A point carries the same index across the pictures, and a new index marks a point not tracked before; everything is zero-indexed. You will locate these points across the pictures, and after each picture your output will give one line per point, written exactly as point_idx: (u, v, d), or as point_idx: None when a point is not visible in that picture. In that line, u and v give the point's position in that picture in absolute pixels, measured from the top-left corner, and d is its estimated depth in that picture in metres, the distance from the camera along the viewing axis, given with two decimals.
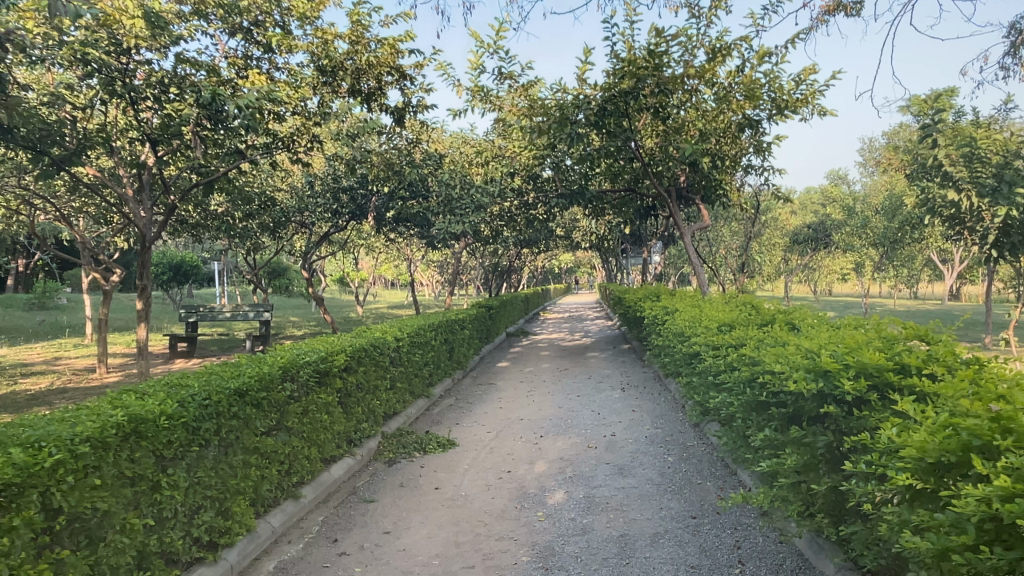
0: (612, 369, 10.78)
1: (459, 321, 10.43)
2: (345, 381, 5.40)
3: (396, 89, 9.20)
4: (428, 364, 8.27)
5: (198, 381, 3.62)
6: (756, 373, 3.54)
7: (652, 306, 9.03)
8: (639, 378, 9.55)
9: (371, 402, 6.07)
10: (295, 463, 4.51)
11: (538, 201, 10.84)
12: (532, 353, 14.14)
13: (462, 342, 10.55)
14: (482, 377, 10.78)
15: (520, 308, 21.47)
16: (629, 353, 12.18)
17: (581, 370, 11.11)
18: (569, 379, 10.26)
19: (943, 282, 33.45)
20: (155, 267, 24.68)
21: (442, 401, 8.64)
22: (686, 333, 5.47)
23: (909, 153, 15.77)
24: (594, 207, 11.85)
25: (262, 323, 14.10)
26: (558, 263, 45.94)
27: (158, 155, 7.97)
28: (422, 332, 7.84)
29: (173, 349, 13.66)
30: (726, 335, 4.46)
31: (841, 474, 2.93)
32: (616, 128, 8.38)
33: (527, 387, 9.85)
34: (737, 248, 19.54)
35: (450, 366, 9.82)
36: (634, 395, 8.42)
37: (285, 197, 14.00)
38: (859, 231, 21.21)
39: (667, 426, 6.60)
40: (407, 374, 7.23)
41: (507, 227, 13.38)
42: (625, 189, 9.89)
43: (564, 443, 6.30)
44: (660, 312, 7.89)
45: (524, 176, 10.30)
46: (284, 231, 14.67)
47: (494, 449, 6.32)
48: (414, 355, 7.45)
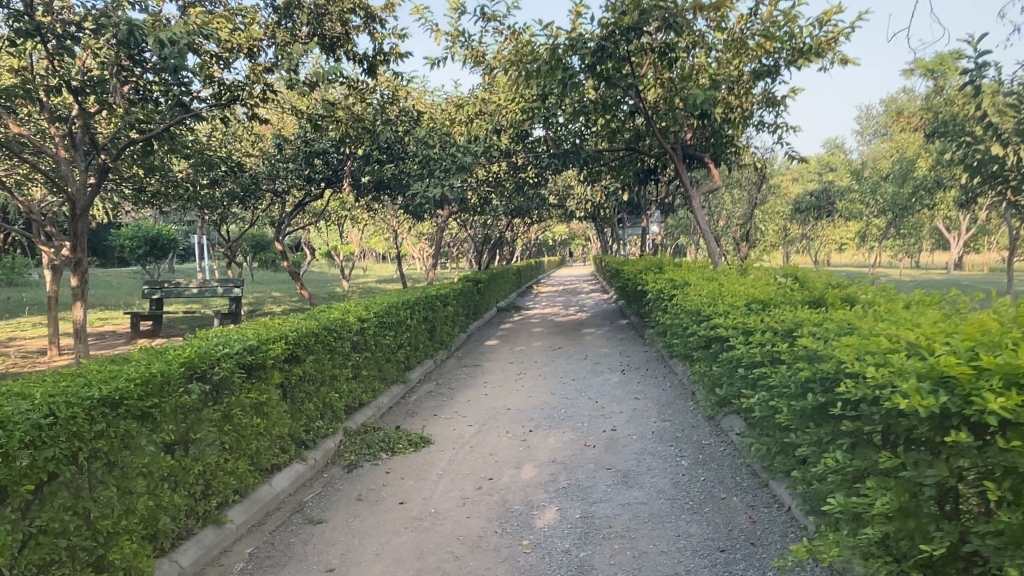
0: (610, 348, 9.85)
1: (442, 297, 9.46)
2: (289, 374, 4.43)
3: (364, 33, 8.08)
4: (404, 347, 7.32)
5: (47, 390, 2.63)
6: (818, 373, 2.57)
7: (656, 279, 8.06)
8: (641, 358, 8.62)
9: (328, 395, 5.12)
10: (214, 482, 3.57)
11: (528, 163, 9.79)
12: (523, 330, 13.18)
13: (445, 320, 9.59)
14: (468, 358, 9.85)
15: (512, 281, 20.50)
16: (628, 330, 11.23)
17: (576, 348, 10.18)
18: (563, 360, 9.31)
19: (947, 252, 32.56)
20: (129, 242, 23.53)
21: (420, 387, 7.71)
22: (705, 313, 4.50)
23: (927, 111, 14.68)
24: (590, 171, 10.80)
25: (233, 300, 13.11)
26: (553, 235, 44.78)
27: (87, 108, 6.86)
28: (396, 312, 6.88)
29: (136, 329, 12.65)
30: (763, 318, 3.49)
31: (962, 528, 1.98)
32: (615, 75, 7.32)
33: (517, 369, 8.91)
34: (739, 216, 18.53)
35: (431, 347, 8.87)
36: (635, 379, 7.49)
37: (254, 162, 12.90)
38: (867, 197, 20.19)
39: (677, 419, 5.66)
40: (376, 360, 6.27)
41: (495, 193, 12.33)
42: (624, 148, 8.86)
43: (557, 441, 5.37)
44: (667, 286, 6.92)
45: (511, 134, 9.23)
46: (255, 200, 13.59)
47: (474, 449, 5.38)
48: (385, 337, 6.48)
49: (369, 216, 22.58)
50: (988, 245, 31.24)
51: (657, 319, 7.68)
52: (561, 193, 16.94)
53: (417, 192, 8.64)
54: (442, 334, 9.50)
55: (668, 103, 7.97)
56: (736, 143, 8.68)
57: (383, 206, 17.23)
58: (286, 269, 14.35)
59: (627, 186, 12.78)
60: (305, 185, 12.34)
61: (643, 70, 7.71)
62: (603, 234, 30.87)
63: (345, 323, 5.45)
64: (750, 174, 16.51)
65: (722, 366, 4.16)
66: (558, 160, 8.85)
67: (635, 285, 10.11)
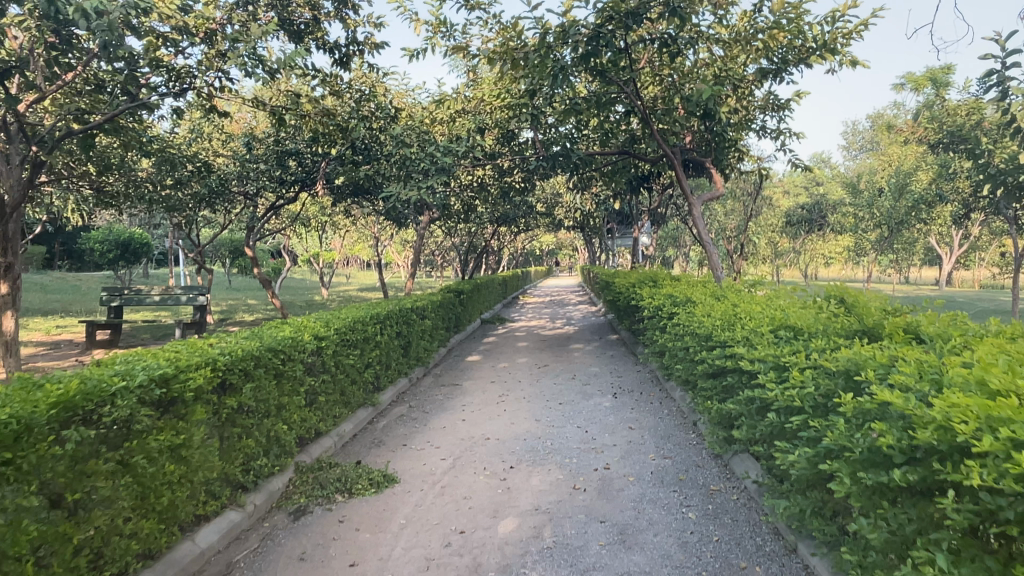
0: (599, 366, 9.17)
1: (419, 308, 8.74)
2: (217, 406, 3.69)
3: (336, 19, 7.36)
4: (373, 367, 6.59)
5: None
6: (904, 440, 1.85)
7: (650, 292, 7.39)
8: (633, 380, 7.94)
9: (274, 428, 4.37)
10: (107, 550, 2.78)
11: (515, 166, 9.08)
12: (508, 344, 12.46)
13: (422, 333, 8.86)
14: (446, 375, 9.13)
15: (497, 292, 19.76)
16: (619, 347, 10.54)
17: (563, 366, 9.47)
18: (548, 378, 8.62)
19: (938, 268, 32.22)
20: (100, 245, 22.58)
21: (391, 410, 6.97)
22: (718, 341, 3.80)
23: (930, 122, 14.15)
24: (580, 176, 10.13)
25: (198, 309, 12.32)
26: (540, 245, 44.17)
27: (15, 95, 6.09)
28: (364, 328, 6.14)
29: (91, 339, 11.80)
30: (802, 352, 2.80)
31: None
32: (611, 66, 6.63)
33: (499, 389, 8.18)
34: (733, 227, 17.93)
35: (405, 364, 8.15)
36: (628, 404, 6.80)
37: (224, 163, 12.13)
38: (863, 210, 19.66)
39: (679, 457, 4.95)
40: (338, 383, 5.53)
41: (480, 199, 11.63)
42: (618, 152, 8.19)
43: (541, 482, 4.65)
44: (666, 301, 6.24)
45: (497, 134, 8.53)
46: (225, 202, 12.79)
47: (445, 490, 4.64)
48: (349, 356, 5.73)
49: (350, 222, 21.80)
50: (978, 261, 30.98)
51: (652, 336, 7.01)
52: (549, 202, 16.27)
53: (392, 195, 7.92)
54: (419, 349, 8.78)
55: (667, 102, 7.33)
56: (739, 147, 8.03)
57: (362, 211, 16.47)
58: (257, 277, 13.56)
59: (618, 195, 12.11)
60: (277, 188, 11.58)
61: (639, 64, 7.05)
62: (591, 244, 30.26)
63: (298, 342, 4.72)
64: (744, 184, 15.94)
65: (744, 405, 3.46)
66: (547, 163, 8.17)
67: (626, 298, 9.43)
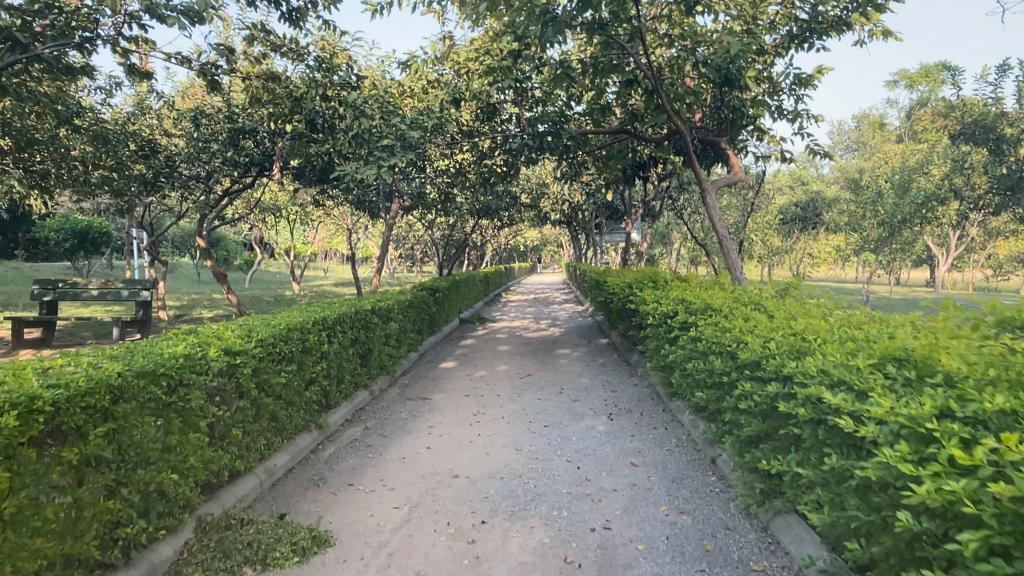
0: (590, 377, 8.05)
1: (385, 307, 7.58)
2: (43, 466, 2.50)
3: None
4: (319, 383, 5.40)
5: None
6: None
7: (654, 294, 6.28)
8: (630, 396, 6.81)
9: (159, 480, 3.20)
10: None
11: (495, 147, 7.91)
12: (487, 348, 11.30)
13: (389, 337, 7.70)
14: (415, 386, 7.95)
15: (477, 289, 18.59)
16: (611, 354, 9.43)
17: (549, 377, 8.35)
18: (532, 391, 7.49)
19: (930, 269, 31.48)
20: (54, 234, 21.07)
21: (342, 434, 5.80)
22: (779, 373, 2.67)
23: (946, 112, 13.13)
24: (570, 161, 8.98)
25: (140, 306, 11.01)
26: (524, 240, 42.95)
27: None
28: (304, 337, 4.94)
29: (18, 338, 10.52)
30: (963, 415, 1.67)
31: None
32: (613, 21, 5.49)
33: (474, 404, 7.03)
34: (729, 224, 16.89)
35: (365, 375, 6.97)
36: (628, 429, 5.67)
37: (172, 142, 10.85)
38: (865, 208, 18.71)
39: (699, 511, 3.82)
40: (265, 408, 4.34)
41: (457, 186, 10.45)
42: (617, 131, 7.07)
43: (520, 549, 3.51)
44: (679, 306, 5.11)
45: (476, 109, 7.38)
46: (175, 187, 11.52)
47: (394, 559, 3.48)
48: (284, 372, 4.55)
49: (322, 212, 20.49)
50: (972, 263, 30.29)
51: (656, 349, 5.88)
52: (534, 194, 15.12)
53: (351, 177, 6.74)
54: (384, 355, 7.62)
55: (676, 70, 6.21)
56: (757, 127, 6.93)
57: (332, 200, 15.20)
58: (211, 270, 12.27)
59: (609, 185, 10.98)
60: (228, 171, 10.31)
61: (646, 22, 5.92)
62: (577, 240, 29.12)
63: (199, 363, 3.53)
64: (743, 178, 14.88)
65: (827, 471, 2.33)
66: (533, 142, 7.03)
67: (620, 298, 8.30)
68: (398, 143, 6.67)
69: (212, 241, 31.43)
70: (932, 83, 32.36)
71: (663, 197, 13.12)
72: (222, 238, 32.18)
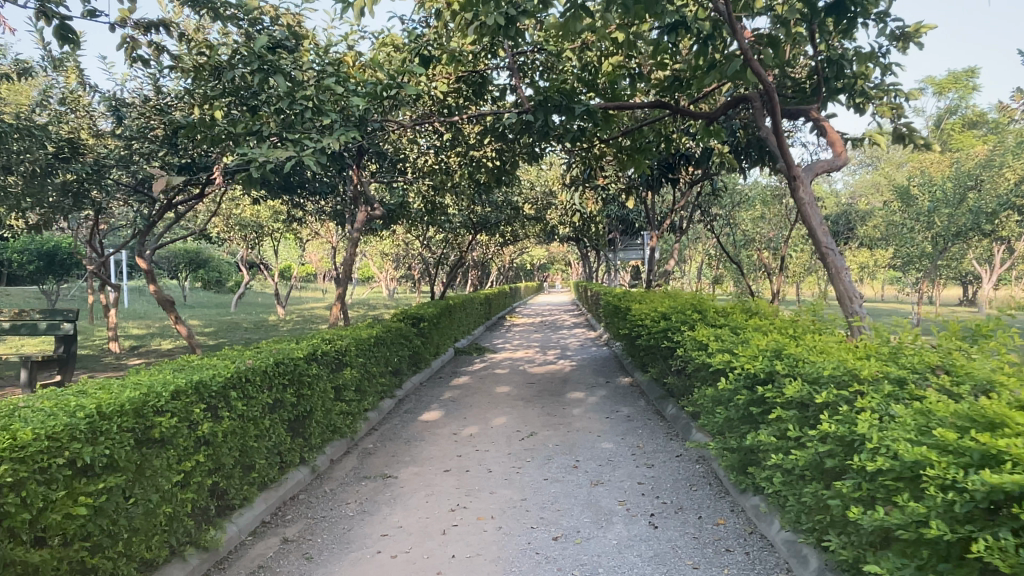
0: (615, 439, 6.01)
1: (339, 350, 5.59)
2: None
3: None
4: (196, 487, 3.39)
5: None
6: None
7: (718, 334, 4.27)
8: (675, 479, 4.78)
9: None
10: None
11: (486, 133, 5.96)
12: (483, 388, 9.31)
13: (343, 389, 5.68)
14: (380, 453, 5.92)
15: (477, 313, 16.60)
16: (637, 402, 7.43)
17: (560, 436, 6.33)
18: (536, 462, 5.45)
19: (969, 288, 29.16)
20: (19, 256, 19.23)
21: (243, 556, 3.77)
22: None
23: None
24: (584, 153, 6.99)
25: (60, 341, 9.09)
26: (530, 257, 40.84)
27: None
28: (146, 426, 2.95)
29: None
30: None
31: None
32: None
33: (455, 486, 5.00)
34: (762, 239, 14.87)
35: (302, 448, 4.94)
36: (683, 551, 3.63)
37: (101, 143, 8.98)
38: (914, 222, 16.64)
39: None
40: (35, 571, 2.34)
41: (445, 190, 8.49)
42: (653, 103, 5.11)
43: None
44: (778, 361, 3.09)
45: (459, 81, 5.45)
46: (108, 197, 9.63)
47: None
48: (91, 490, 2.56)
49: (307, 228, 18.57)
50: (1014, 280, 28.00)
51: (725, 417, 3.87)
52: (540, 204, 13.14)
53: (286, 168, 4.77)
54: (338, 415, 5.59)
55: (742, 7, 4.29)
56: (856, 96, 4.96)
57: (309, 212, 13.23)
58: (154, 296, 10.05)
59: (629, 190, 8.96)
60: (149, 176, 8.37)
61: None
62: (586, 258, 27.03)
63: None
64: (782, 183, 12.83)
65: None
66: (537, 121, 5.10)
67: (652, 334, 6.29)
68: (340, 122, 4.72)
69: (198, 262, 29.58)
70: (962, 89, 30.27)
71: (693, 205, 11.09)
72: (209, 258, 30.29)
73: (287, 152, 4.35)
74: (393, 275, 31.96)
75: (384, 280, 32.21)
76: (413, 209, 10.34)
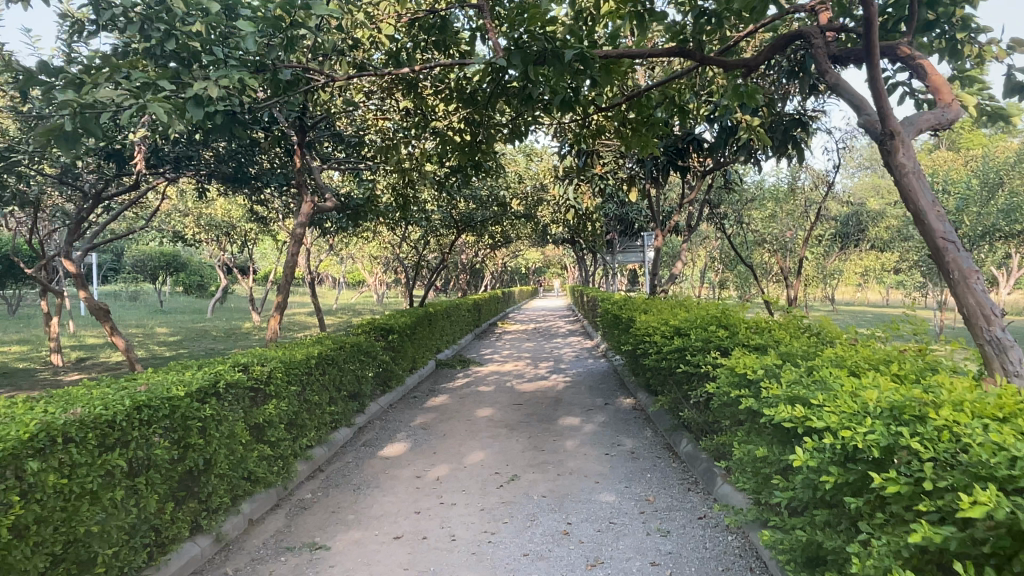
0: (617, 489, 4.73)
1: (258, 378, 4.32)
2: None
3: None
4: None
5: None
6: None
7: (768, 366, 3.01)
8: (700, 561, 3.48)
9: None
10: None
11: (454, 96, 4.66)
12: (461, 411, 8.02)
13: (266, 428, 4.40)
14: (317, 509, 4.63)
15: (464, 321, 15.29)
16: (642, 434, 6.13)
17: (548, 481, 5.03)
18: (516, 526, 4.16)
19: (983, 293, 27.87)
20: None
21: None
22: None
23: None
24: (577, 130, 5.73)
25: None
26: (525, 259, 39.51)
27: None
28: None
29: None
30: None
31: None
32: None
33: (404, 564, 3.70)
34: (775, 239, 13.60)
35: (195, 515, 3.66)
36: None
37: (10, 123, 7.63)
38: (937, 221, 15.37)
39: None
40: None
41: (415, 179, 7.20)
42: (672, 50, 3.84)
43: None
44: (909, 430, 1.80)
45: (415, 23, 4.16)
46: (26, 189, 8.26)
47: None
48: None
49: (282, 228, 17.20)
50: None
51: (787, 490, 2.61)
52: (529, 200, 11.82)
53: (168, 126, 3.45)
54: (257, 462, 4.30)
55: None
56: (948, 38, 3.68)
57: (274, 210, 11.89)
58: (86, 304, 8.71)
59: (631, 181, 7.68)
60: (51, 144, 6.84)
61: None
62: (581, 261, 25.70)
63: None
64: (799, 176, 11.54)
65: None
66: (518, 70, 3.83)
67: (662, 354, 5.04)
68: (238, 62, 3.40)
69: (176, 266, 28.08)
70: None
71: (702, 200, 9.81)
72: (186, 262, 28.78)
73: (150, 99, 3.03)
74: (381, 279, 30.57)
75: (371, 284, 30.81)
76: (383, 205, 9.04)
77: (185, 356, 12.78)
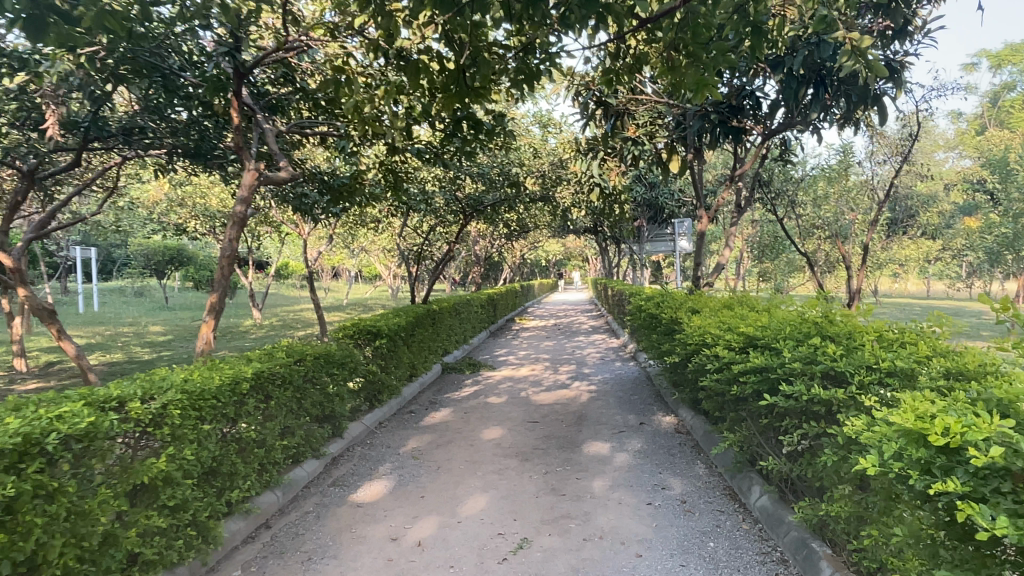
0: (671, 572, 3.29)
1: (141, 419, 2.93)
2: None
3: None
4: None
5: None
6: None
7: (1002, 436, 1.55)
8: None
9: None
10: None
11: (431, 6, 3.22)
12: (465, 430, 6.62)
13: (159, 490, 3.00)
14: None
15: (476, 317, 13.85)
16: (693, 474, 4.68)
17: (572, 551, 3.60)
18: None
19: None
20: None
21: None
22: None
23: None
24: (607, 69, 4.27)
25: None
26: (544, 251, 38.02)
27: None
28: None
29: None
30: None
31: None
32: None
33: None
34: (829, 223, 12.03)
35: None
36: None
37: None
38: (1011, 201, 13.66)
39: None
40: None
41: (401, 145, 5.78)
42: None
43: None
44: None
45: None
46: None
47: None
48: None
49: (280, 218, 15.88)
50: None
51: None
52: (547, 180, 10.37)
53: None
54: (142, 540, 2.90)
55: None
56: None
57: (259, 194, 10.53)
58: (26, 303, 7.36)
59: (670, 149, 6.23)
60: None
61: None
62: (605, 251, 24.13)
63: None
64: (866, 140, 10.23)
65: None
66: None
67: (731, 373, 3.58)
68: None
69: (181, 260, 26.96)
70: None
71: (752, 174, 8.28)
72: (192, 256, 27.67)
73: None
74: (395, 272, 29.27)
75: (385, 278, 29.54)
76: (373, 184, 7.64)
77: (166, 359, 11.48)
